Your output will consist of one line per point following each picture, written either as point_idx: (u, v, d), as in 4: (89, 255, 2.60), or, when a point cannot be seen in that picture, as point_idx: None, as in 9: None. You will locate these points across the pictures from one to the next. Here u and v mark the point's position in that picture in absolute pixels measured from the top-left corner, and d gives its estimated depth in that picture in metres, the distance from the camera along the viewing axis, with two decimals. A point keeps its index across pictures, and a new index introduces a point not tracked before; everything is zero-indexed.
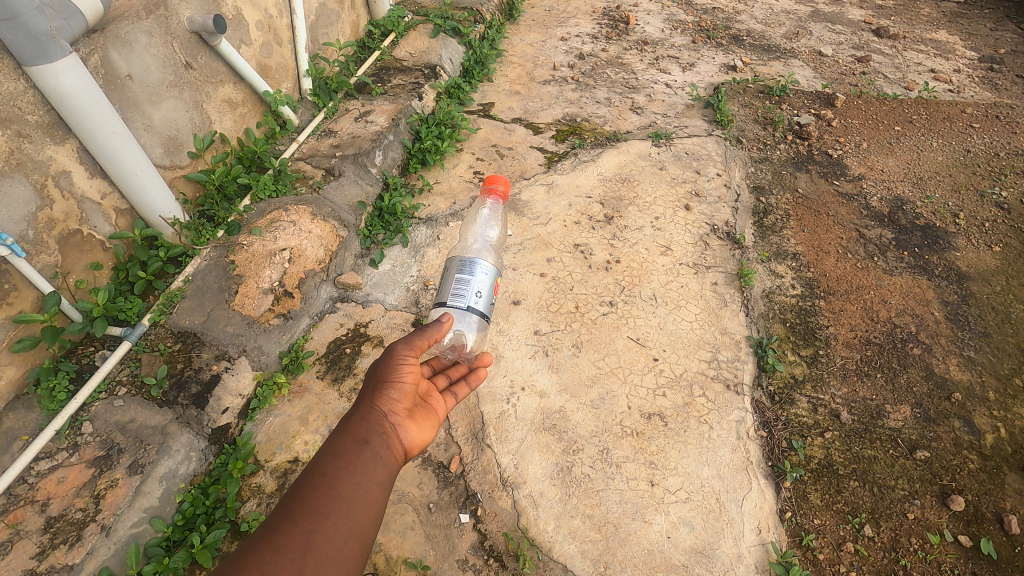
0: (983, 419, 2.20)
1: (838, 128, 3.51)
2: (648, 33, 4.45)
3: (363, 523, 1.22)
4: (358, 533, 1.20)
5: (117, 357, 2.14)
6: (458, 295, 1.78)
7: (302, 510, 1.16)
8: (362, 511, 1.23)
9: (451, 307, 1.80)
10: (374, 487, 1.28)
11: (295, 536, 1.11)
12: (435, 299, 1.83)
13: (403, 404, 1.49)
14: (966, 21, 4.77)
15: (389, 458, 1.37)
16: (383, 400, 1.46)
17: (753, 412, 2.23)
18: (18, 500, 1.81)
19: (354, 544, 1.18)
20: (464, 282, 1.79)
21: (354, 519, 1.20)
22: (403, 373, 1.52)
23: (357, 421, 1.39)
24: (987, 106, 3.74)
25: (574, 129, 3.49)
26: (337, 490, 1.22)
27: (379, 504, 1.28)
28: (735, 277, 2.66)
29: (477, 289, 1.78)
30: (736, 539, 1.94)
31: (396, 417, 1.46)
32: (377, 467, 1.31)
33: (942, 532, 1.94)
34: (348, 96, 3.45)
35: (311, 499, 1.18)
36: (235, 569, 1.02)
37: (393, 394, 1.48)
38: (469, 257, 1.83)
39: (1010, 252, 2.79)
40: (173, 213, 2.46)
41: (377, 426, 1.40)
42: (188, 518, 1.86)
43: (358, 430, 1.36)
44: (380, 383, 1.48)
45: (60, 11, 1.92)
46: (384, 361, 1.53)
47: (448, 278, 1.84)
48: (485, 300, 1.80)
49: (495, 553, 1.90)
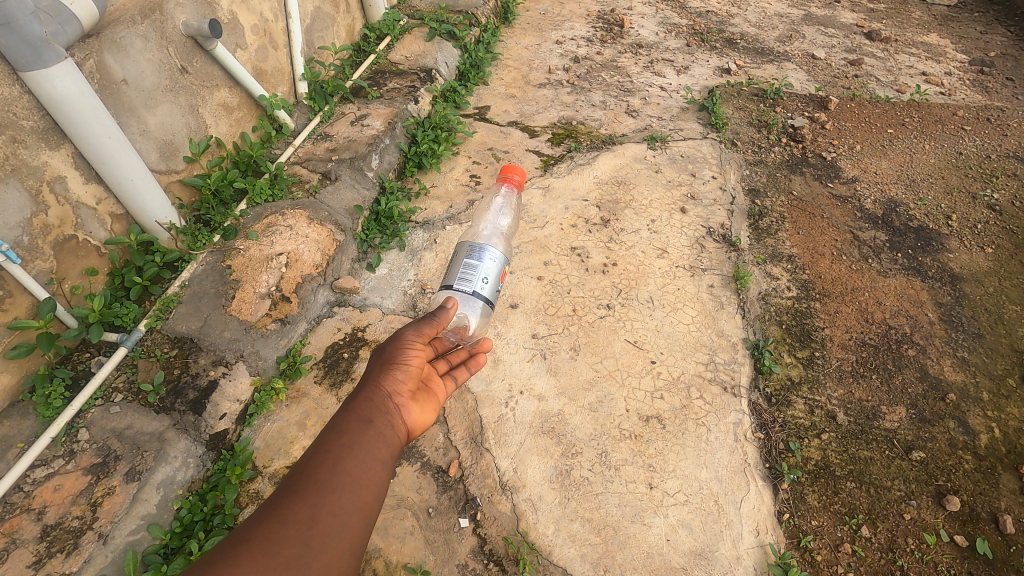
0: (977, 420, 2.23)
1: (831, 130, 3.54)
2: (643, 36, 4.47)
3: (368, 498, 1.21)
4: (364, 508, 1.19)
5: (113, 363, 2.13)
6: (465, 279, 1.82)
7: (308, 484, 1.16)
8: (368, 487, 1.22)
9: (457, 291, 1.83)
10: (379, 465, 1.27)
11: (302, 509, 1.11)
12: (442, 282, 1.86)
13: (406, 385, 1.51)
14: (956, 24, 4.82)
15: (393, 437, 1.37)
16: (388, 380, 1.48)
17: (750, 414, 2.24)
18: (14, 509, 1.81)
19: (360, 518, 1.17)
20: (472, 267, 1.82)
21: (360, 493, 1.20)
22: (408, 356, 1.54)
23: (362, 400, 1.39)
24: (977, 108, 3.78)
25: (569, 132, 3.50)
26: (342, 466, 1.21)
27: (384, 481, 1.27)
28: (731, 279, 2.68)
29: (484, 275, 1.81)
30: (735, 541, 1.94)
31: (400, 398, 1.47)
32: (381, 445, 1.31)
33: (938, 532, 1.96)
34: (344, 99, 3.42)
35: (317, 473, 1.18)
36: (243, 538, 1.03)
37: (398, 376, 1.50)
38: (478, 244, 1.86)
39: (1002, 253, 2.82)
40: (168, 217, 2.43)
41: (381, 406, 1.40)
42: (186, 525, 1.84)
43: (362, 410, 1.36)
44: (386, 365, 1.51)
45: (55, 17, 1.95)
46: (390, 345, 1.56)
47: (455, 262, 1.87)
48: (491, 287, 1.84)
49: (495, 557, 1.90)
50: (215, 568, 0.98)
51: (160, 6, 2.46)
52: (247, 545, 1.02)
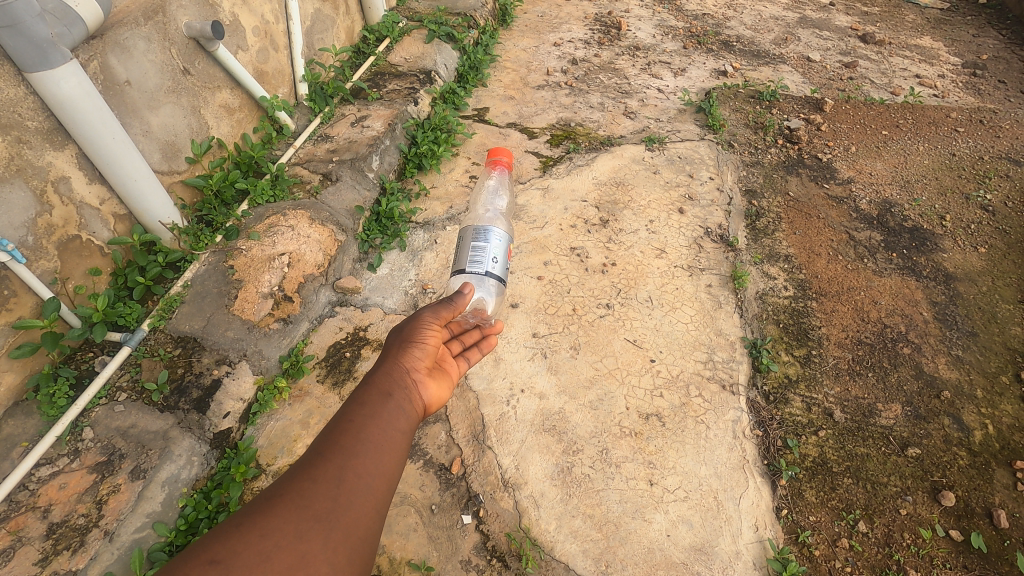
0: (972, 417, 2.26)
1: (827, 132, 3.58)
2: (640, 39, 4.51)
3: (390, 464, 1.26)
4: (387, 472, 1.24)
5: (117, 362, 2.14)
6: (476, 261, 1.88)
7: (334, 447, 1.22)
8: (389, 454, 1.27)
9: (470, 273, 1.89)
10: (398, 434, 1.32)
11: (329, 470, 1.17)
12: (453, 268, 1.91)
13: (424, 362, 1.55)
14: (949, 27, 4.88)
15: (411, 411, 1.42)
16: (406, 357, 1.52)
17: (748, 411, 2.27)
18: (19, 507, 1.82)
19: (383, 481, 1.23)
20: (480, 249, 1.88)
21: (383, 459, 1.25)
22: (425, 335, 1.59)
23: (382, 375, 1.44)
24: (970, 110, 3.83)
25: (568, 133, 3.53)
26: (365, 433, 1.27)
27: (404, 449, 1.32)
28: (728, 279, 2.71)
29: (493, 255, 1.88)
30: (734, 536, 1.97)
31: (417, 373, 1.51)
32: (400, 417, 1.36)
33: (933, 527, 1.99)
34: (344, 100, 3.43)
35: (342, 438, 1.24)
36: (276, 494, 1.10)
37: (415, 353, 1.54)
38: (482, 226, 1.92)
39: (995, 252, 2.86)
40: (172, 217, 2.45)
41: (400, 380, 1.45)
42: (191, 523, 1.85)
43: (382, 384, 1.41)
44: (405, 343, 1.55)
45: (61, 18, 1.96)
46: (408, 324, 1.60)
47: (463, 247, 1.92)
48: (502, 265, 1.91)
49: (498, 553, 1.92)
50: (252, 518, 1.05)
51: (163, 8, 2.48)
52: (280, 500, 1.09)
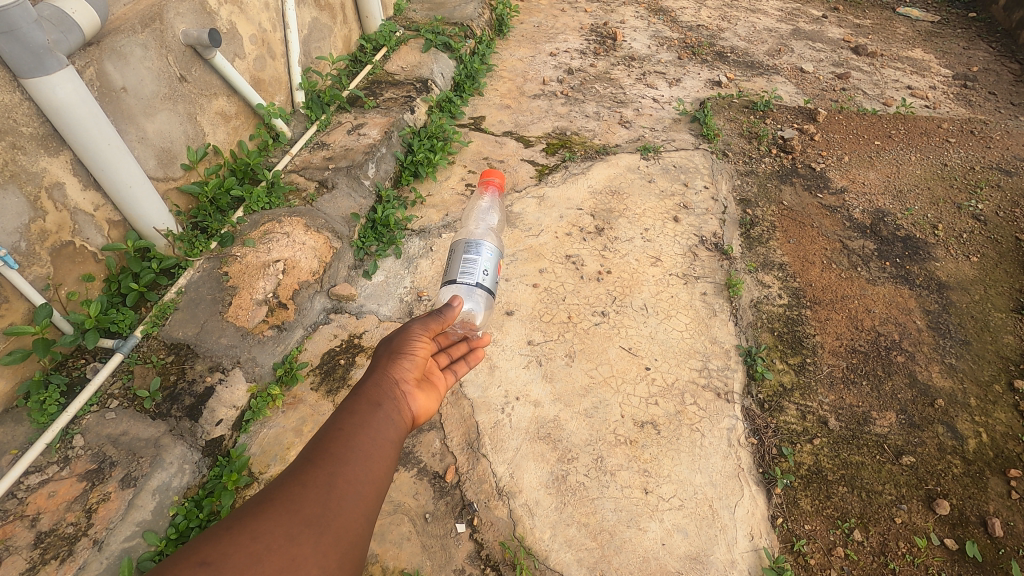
0: (965, 425, 2.26)
1: (820, 142, 3.62)
2: (635, 49, 4.55)
3: (380, 471, 1.25)
4: (377, 479, 1.23)
5: (109, 369, 2.13)
6: (466, 273, 1.87)
7: (324, 454, 1.21)
8: (379, 462, 1.26)
9: (460, 285, 1.89)
10: (388, 443, 1.31)
11: (319, 475, 1.17)
12: (443, 278, 1.92)
13: (413, 373, 1.54)
14: (939, 39, 4.94)
15: (400, 421, 1.41)
16: (395, 368, 1.51)
17: (743, 419, 2.27)
18: (7, 515, 1.79)
19: (373, 487, 1.22)
20: (471, 262, 1.88)
21: (372, 466, 1.24)
22: (415, 347, 1.58)
23: (371, 385, 1.43)
24: (961, 121, 3.88)
25: (563, 142, 3.56)
26: (355, 441, 1.26)
27: (394, 458, 1.31)
28: (723, 287, 2.72)
29: (484, 267, 1.88)
30: (730, 545, 1.96)
31: (406, 385, 1.50)
32: (389, 426, 1.35)
33: (928, 535, 1.99)
34: (341, 108, 3.44)
35: (333, 445, 1.23)
36: (263, 501, 1.09)
37: (404, 364, 1.53)
38: (473, 240, 1.93)
39: (987, 262, 2.88)
40: (166, 224, 2.46)
41: (389, 391, 1.44)
42: (181, 532, 1.85)
43: (371, 394, 1.40)
44: (394, 354, 1.54)
45: (58, 25, 1.96)
46: (398, 336, 1.59)
47: (454, 258, 1.92)
48: (492, 278, 1.90)
49: (492, 562, 1.91)
50: (243, 521, 1.05)
51: (160, 15, 2.49)
52: (270, 505, 1.08)
